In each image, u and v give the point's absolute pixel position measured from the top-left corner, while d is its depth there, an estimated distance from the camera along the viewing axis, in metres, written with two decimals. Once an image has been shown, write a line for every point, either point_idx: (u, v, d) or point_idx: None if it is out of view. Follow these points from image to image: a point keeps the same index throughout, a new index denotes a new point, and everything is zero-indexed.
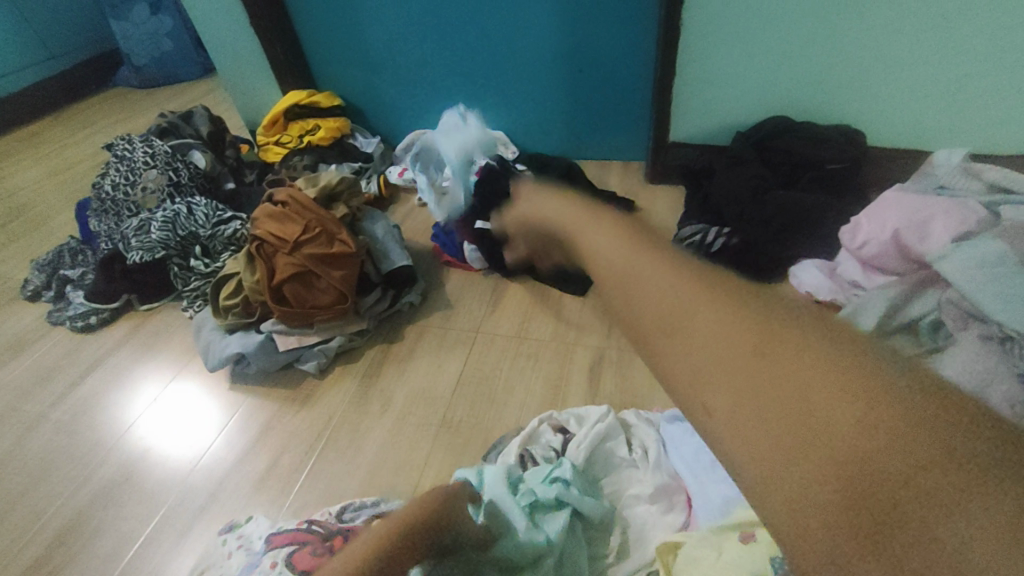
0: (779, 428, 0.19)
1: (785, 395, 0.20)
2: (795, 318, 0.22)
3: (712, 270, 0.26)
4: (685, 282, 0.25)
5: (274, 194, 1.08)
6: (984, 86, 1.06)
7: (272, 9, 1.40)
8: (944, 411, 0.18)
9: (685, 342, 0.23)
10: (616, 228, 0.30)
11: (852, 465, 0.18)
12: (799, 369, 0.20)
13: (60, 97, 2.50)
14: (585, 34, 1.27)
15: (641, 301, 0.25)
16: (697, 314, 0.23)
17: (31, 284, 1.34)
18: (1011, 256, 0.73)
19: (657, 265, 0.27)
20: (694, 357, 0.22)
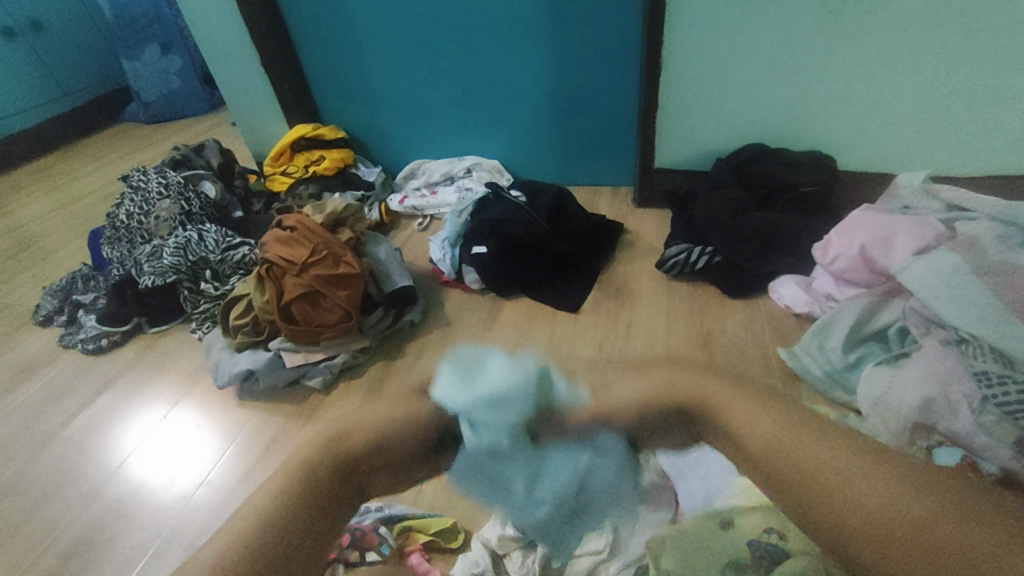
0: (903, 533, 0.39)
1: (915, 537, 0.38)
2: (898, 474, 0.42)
3: (836, 442, 0.46)
4: (832, 461, 0.44)
5: (284, 220, 1.15)
6: (939, 113, 1.15)
7: (282, 50, 1.50)
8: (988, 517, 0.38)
9: (848, 507, 0.41)
10: (754, 414, 0.50)
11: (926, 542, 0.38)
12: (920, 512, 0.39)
13: (69, 132, 2.60)
14: (574, 71, 1.37)
15: (799, 469, 0.45)
16: (851, 488, 0.42)
17: (43, 308, 1.38)
18: (964, 267, 0.80)
19: (804, 444, 0.46)
20: (845, 508, 0.41)
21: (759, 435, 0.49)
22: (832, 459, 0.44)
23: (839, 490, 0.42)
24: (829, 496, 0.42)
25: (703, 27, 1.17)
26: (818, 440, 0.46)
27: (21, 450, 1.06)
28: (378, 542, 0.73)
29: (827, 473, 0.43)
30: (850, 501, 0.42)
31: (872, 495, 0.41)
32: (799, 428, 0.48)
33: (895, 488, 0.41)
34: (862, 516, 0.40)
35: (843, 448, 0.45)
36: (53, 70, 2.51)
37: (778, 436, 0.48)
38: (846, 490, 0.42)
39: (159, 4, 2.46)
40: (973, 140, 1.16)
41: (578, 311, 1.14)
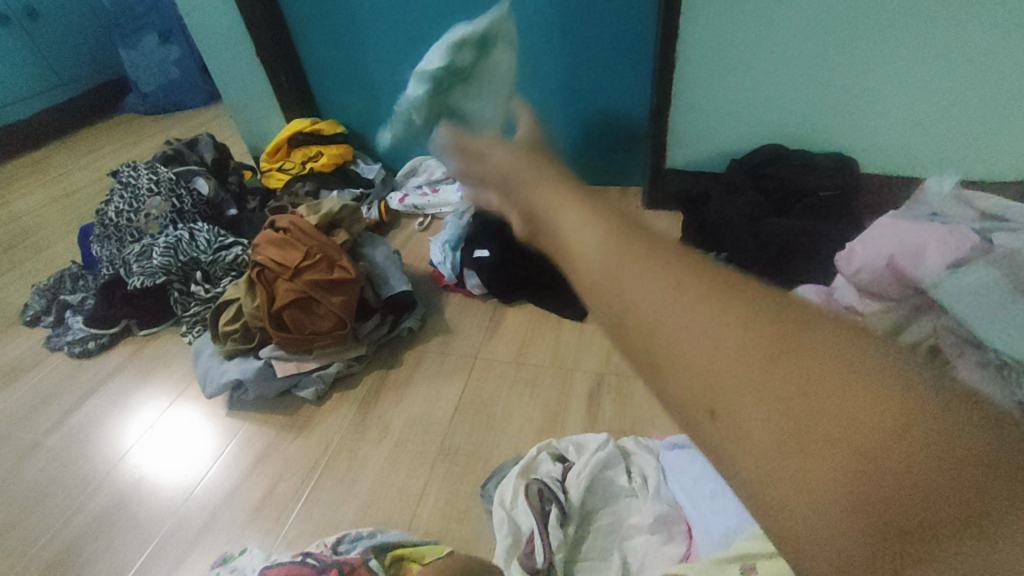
0: (781, 426, 0.20)
1: (817, 447, 0.19)
2: (842, 349, 0.21)
3: (707, 274, 0.24)
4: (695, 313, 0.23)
5: (276, 220, 1.10)
6: (971, 114, 1.08)
7: (280, 42, 1.44)
8: (946, 423, 0.18)
9: (715, 385, 0.22)
10: (607, 226, 0.28)
11: (840, 449, 0.19)
12: (838, 406, 0.19)
13: (67, 123, 2.56)
14: (583, 66, 1.31)
15: (645, 318, 0.24)
16: (704, 348, 0.22)
17: (31, 308, 1.34)
18: (1004, 284, 0.74)
19: (658, 277, 0.25)
20: (704, 380, 0.22)
21: (638, 298, 0.25)
22: (723, 339, 0.22)
23: (746, 400, 0.21)
24: (731, 397, 0.21)
25: (720, 20, 1.11)
26: (694, 276, 0.24)
27: (3, 458, 1.03)
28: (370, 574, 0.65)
29: (738, 384, 0.21)
30: (750, 406, 0.21)
31: (749, 374, 0.21)
32: (657, 254, 0.26)
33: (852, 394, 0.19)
34: (740, 392, 0.21)
35: (754, 324, 0.22)
36: (50, 59, 2.46)
37: (670, 304, 0.24)
38: (733, 389, 0.21)
39: None
40: (1008, 143, 1.09)
41: (584, 320, 1.08)
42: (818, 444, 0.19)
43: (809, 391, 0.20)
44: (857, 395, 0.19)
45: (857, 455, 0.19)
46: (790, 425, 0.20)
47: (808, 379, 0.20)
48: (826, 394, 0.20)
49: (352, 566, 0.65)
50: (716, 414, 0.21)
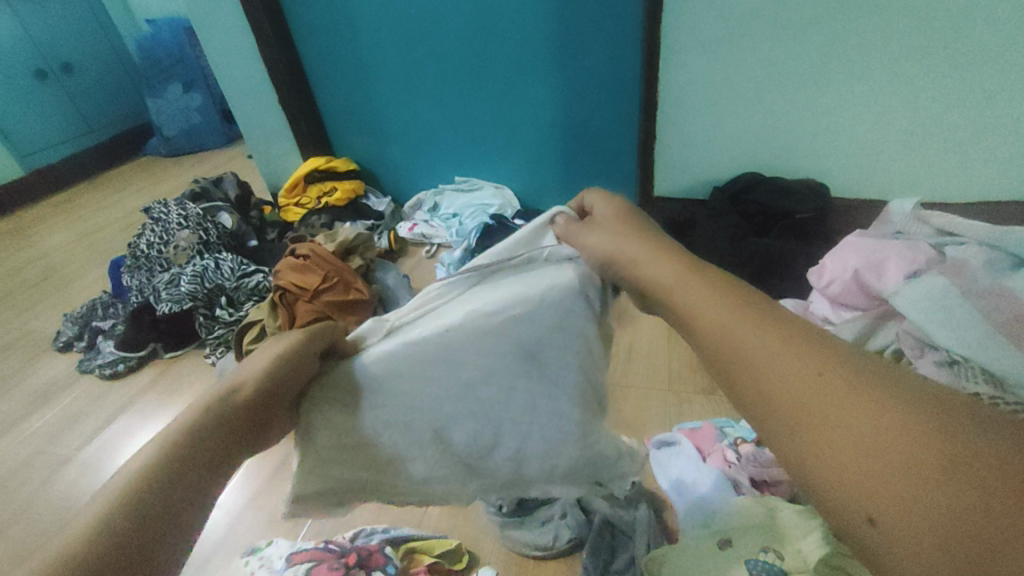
0: (884, 473, 0.26)
1: (900, 488, 0.25)
2: (932, 416, 0.26)
3: (810, 349, 0.31)
4: (802, 376, 0.30)
5: (296, 248, 1.20)
6: (928, 141, 1.19)
7: (300, 90, 1.58)
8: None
9: (826, 437, 0.28)
10: (714, 296, 0.36)
11: (923, 491, 0.25)
12: (926, 458, 0.25)
13: (94, 165, 2.71)
14: (575, 106, 1.44)
15: (765, 385, 0.31)
16: (822, 409, 0.29)
17: (64, 334, 1.44)
18: (954, 289, 0.82)
19: (774, 349, 0.32)
20: (819, 436, 0.28)
21: (754, 357, 0.32)
22: (824, 399, 0.29)
23: (792, 401, 0.30)
24: (791, 407, 0.30)
25: (696, 63, 1.24)
26: (805, 352, 0.31)
27: (36, 473, 1.09)
28: (384, 561, 0.71)
29: (792, 390, 0.30)
30: (796, 403, 0.30)
31: (862, 429, 0.27)
32: (765, 323, 0.34)
33: (871, 405, 0.27)
34: (845, 451, 0.27)
35: (854, 388, 0.28)
36: (82, 106, 2.65)
37: (782, 370, 0.31)
38: (784, 389, 0.30)
39: (182, 46, 2.61)
40: (963, 166, 1.20)
41: None
42: (843, 428, 0.28)
43: (833, 395, 0.29)
44: (879, 407, 0.27)
45: (866, 441, 0.27)
46: (823, 423, 0.28)
47: (901, 433, 0.26)
48: (917, 446, 0.25)
49: (369, 551, 0.72)
50: (773, 412, 0.31)
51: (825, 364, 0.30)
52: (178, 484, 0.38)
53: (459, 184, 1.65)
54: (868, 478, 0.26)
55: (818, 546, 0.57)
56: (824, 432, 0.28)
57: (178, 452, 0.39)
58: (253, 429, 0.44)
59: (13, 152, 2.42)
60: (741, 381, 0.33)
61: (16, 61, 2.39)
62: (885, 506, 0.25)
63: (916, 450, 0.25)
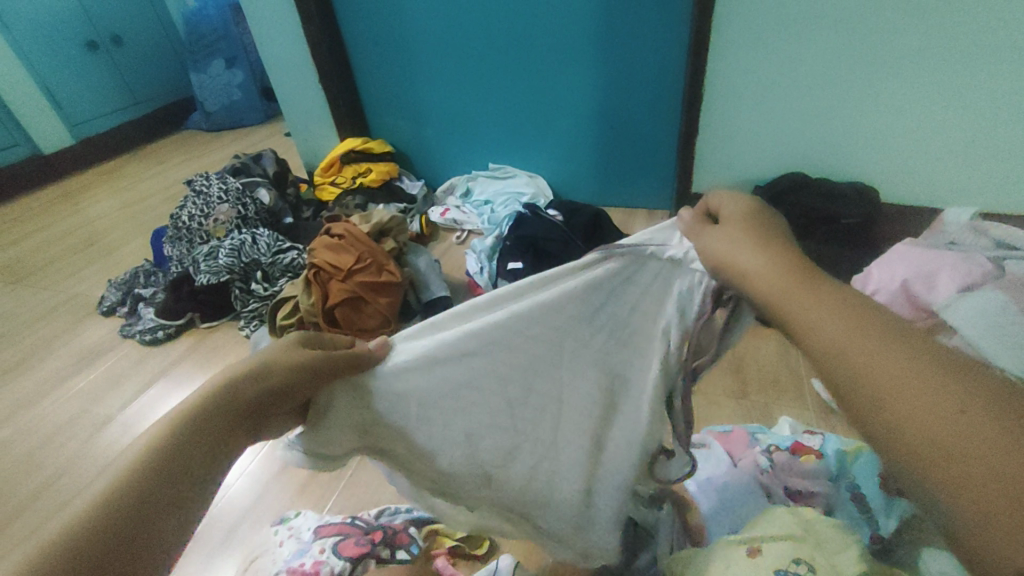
0: (1000, 474, 0.25)
1: (1016, 492, 0.24)
2: None
3: (927, 348, 0.30)
4: (911, 373, 0.29)
5: (332, 227, 1.21)
6: (990, 148, 1.13)
7: (340, 69, 1.59)
8: None
9: (935, 432, 0.27)
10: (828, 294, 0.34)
11: None
12: None
13: (138, 137, 2.80)
14: (616, 96, 1.41)
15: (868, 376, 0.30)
16: (934, 407, 0.28)
17: (108, 300, 1.49)
18: (1013, 306, 0.77)
19: (883, 343, 0.31)
20: (927, 430, 0.27)
21: (857, 348, 0.31)
22: (935, 396, 0.28)
23: (868, 381, 0.30)
24: (868, 384, 0.30)
25: (745, 56, 1.19)
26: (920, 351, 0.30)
27: (79, 431, 1.14)
28: (409, 541, 0.73)
29: (876, 372, 0.30)
30: (882, 385, 0.29)
31: (975, 429, 0.26)
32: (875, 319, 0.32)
33: (951, 393, 0.28)
34: (954, 447, 0.26)
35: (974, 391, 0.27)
36: (129, 79, 2.73)
37: (890, 363, 0.30)
38: (868, 370, 0.30)
39: (227, 22, 2.64)
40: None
41: None
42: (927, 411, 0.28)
43: (944, 394, 0.28)
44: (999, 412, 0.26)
45: (945, 427, 0.27)
46: (904, 406, 0.28)
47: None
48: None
49: (395, 531, 0.74)
50: (850, 390, 0.31)
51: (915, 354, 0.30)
52: (165, 484, 0.37)
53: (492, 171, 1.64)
54: (949, 464, 0.26)
55: (854, 562, 0.56)
56: (904, 413, 0.28)
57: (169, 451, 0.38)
58: (250, 426, 0.43)
59: (64, 120, 2.51)
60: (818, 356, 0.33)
61: (70, 31, 2.46)
62: (991, 506, 0.24)
63: (1004, 447, 0.25)
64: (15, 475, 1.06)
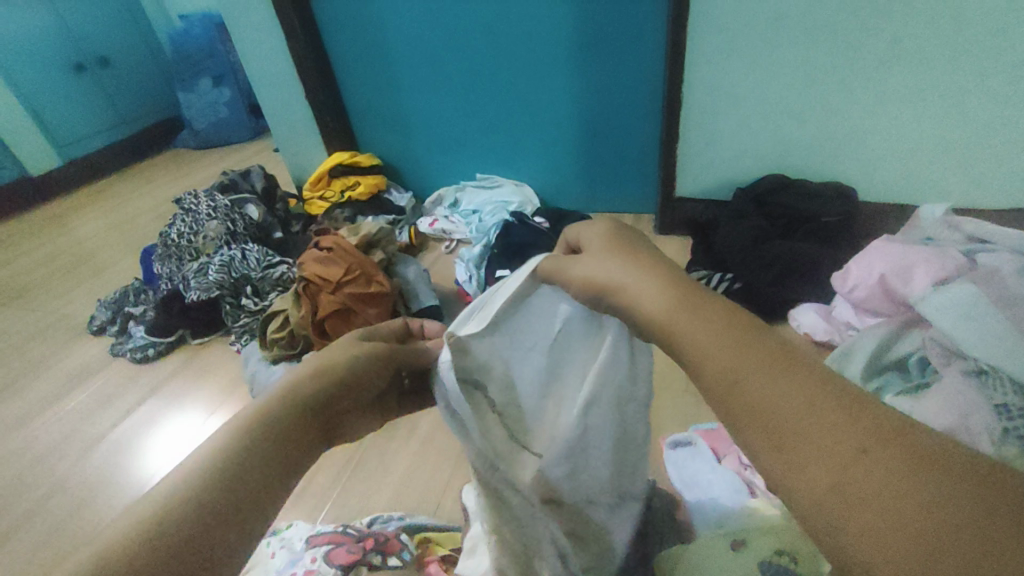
0: (838, 468, 0.25)
1: (864, 487, 0.24)
2: (884, 422, 0.26)
3: (765, 345, 0.30)
4: (765, 374, 0.29)
5: (321, 240, 1.22)
6: (961, 146, 1.16)
7: (326, 84, 1.61)
8: (978, 478, 0.23)
9: (789, 436, 0.26)
10: (674, 297, 0.34)
11: (871, 489, 0.24)
12: (886, 461, 0.24)
13: (126, 157, 2.80)
14: (597, 104, 1.43)
15: (724, 377, 0.30)
16: (786, 408, 0.27)
17: (98, 319, 1.49)
18: (984, 298, 0.80)
19: (732, 342, 0.31)
20: (786, 434, 0.27)
21: (716, 354, 0.30)
22: (796, 398, 0.27)
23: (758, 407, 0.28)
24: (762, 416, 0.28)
25: (723, 61, 1.22)
26: (768, 355, 0.30)
27: (71, 450, 1.14)
28: (401, 547, 0.72)
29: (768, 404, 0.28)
30: (741, 388, 0.29)
31: (820, 428, 0.26)
32: (723, 319, 0.32)
33: (854, 425, 0.26)
34: (808, 448, 0.26)
35: (820, 393, 0.27)
36: (116, 100, 2.74)
37: (739, 362, 0.30)
38: (769, 406, 0.28)
39: (214, 40, 2.66)
40: (1000, 172, 1.16)
41: None
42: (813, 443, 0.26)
43: (804, 397, 0.27)
44: (836, 410, 0.26)
45: (840, 459, 0.25)
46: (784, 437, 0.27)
47: (857, 435, 0.25)
48: (885, 447, 0.25)
49: (385, 538, 0.73)
50: (760, 442, 0.28)
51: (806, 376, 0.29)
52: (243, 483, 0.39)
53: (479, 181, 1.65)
54: (812, 462, 0.26)
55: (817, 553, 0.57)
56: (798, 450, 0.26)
57: (233, 466, 0.38)
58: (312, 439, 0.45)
59: (52, 142, 2.52)
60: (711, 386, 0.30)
61: (57, 54, 2.48)
62: (839, 501, 0.24)
63: (915, 479, 0.23)
64: (5, 497, 1.06)
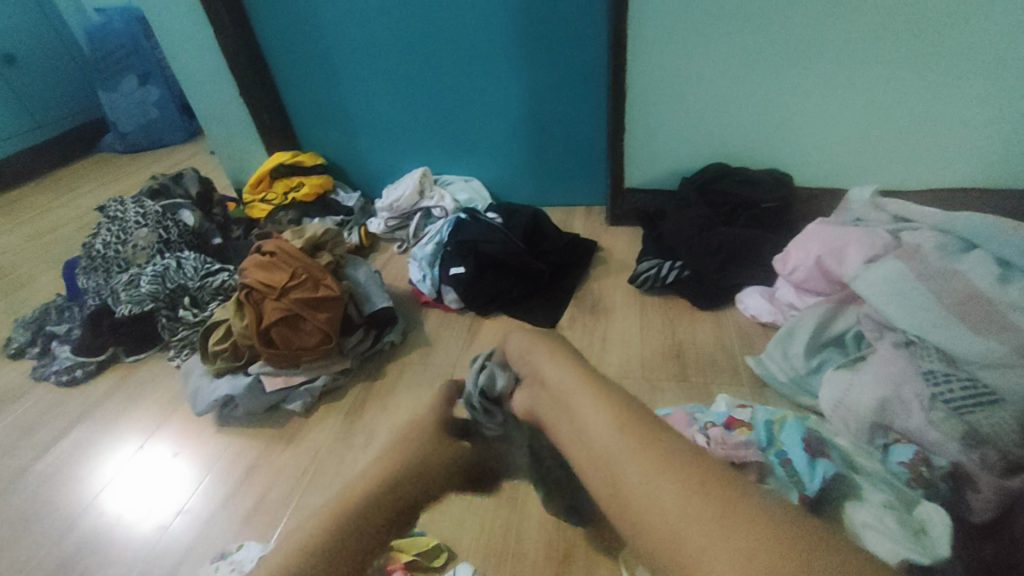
0: (639, 471, 0.48)
1: (650, 509, 0.46)
2: (697, 483, 0.46)
3: (624, 413, 0.53)
4: (611, 436, 0.51)
5: (262, 245, 1.16)
6: (885, 131, 1.23)
7: (260, 80, 1.53)
8: (702, 481, 0.46)
9: (621, 484, 0.48)
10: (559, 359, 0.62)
11: (680, 498, 0.45)
12: (663, 493, 0.46)
13: (44, 163, 2.58)
14: (543, 97, 1.43)
15: (589, 435, 0.53)
16: (627, 467, 0.49)
17: (15, 341, 1.36)
18: (909, 273, 0.86)
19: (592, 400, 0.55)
20: (614, 479, 0.49)
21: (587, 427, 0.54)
22: (652, 479, 0.47)
23: (663, 509, 0.45)
24: (670, 546, 0.43)
25: (664, 53, 1.24)
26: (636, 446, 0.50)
27: None
28: None
29: (653, 502, 0.46)
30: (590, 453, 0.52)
31: (646, 476, 0.47)
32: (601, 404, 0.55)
33: (665, 485, 0.46)
34: (615, 459, 0.50)
35: (661, 467, 0.48)
36: (29, 102, 2.51)
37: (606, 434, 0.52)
38: (617, 470, 0.49)
39: (137, 37, 2.49)
40: (919, 155, 1.25)
41: (555, 326, 1.17)
42: (723, 521, 0.42)
43: (637, 456, 0.49)
44: (643, 445, 0.50)
45: (665, 488, 0.46)
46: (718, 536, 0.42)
47: (679, 483, 0.46)
48: (690, 494, 0.45)
49: None
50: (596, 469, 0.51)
51: (664, 458, 0.48)
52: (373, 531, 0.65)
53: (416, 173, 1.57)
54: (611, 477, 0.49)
55: None
56: (691, 521, 0.43)
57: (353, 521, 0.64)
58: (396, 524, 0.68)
59: None
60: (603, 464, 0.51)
61: None
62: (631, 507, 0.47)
63: (671, 499, 0.45)
64: None
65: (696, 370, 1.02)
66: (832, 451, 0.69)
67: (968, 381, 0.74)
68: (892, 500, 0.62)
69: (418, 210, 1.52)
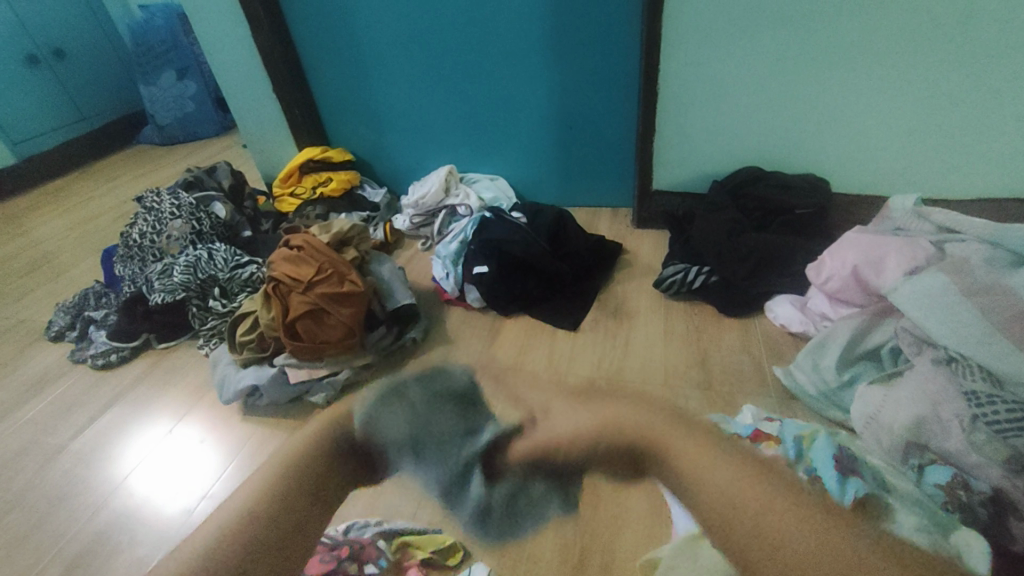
0: (743, 503, 0.52)
1: (766, 539, 0.49)
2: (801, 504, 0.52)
3: (709, 455, 0.58)
4: (711, 466, 0.56)
5: (290, 239, 1.18)
6: (930, 136, 1.18)
7: (293, 75, 1.55)
8: (817, 513, 0.51)
9: (737, 526, 0.51)
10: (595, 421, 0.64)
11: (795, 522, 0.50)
12: (775, 519, 0.50)
13: (86, 154, 2.68)
14: (572, 94, 1.41)
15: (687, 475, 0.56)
16: (741, 506, 0.52)
17: (55, 325, 1.42)
18: (954, 287, 0.82)
19: (688, 447, 0.59)
20: (719, 510, 0.52)
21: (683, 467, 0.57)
22: (764, 506, 0.51)
23: (764, 531, 0.50)
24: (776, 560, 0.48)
25: (697, 53, 1.21)
26: (732, 473, 0.55)
27: (28, 465, 1.08)
28: (376, 555, 0.75)
29: (755, 522, 0.50)
30: (692, 487, 0.55)
31: (759, 509, 0.51)
32: (689, 445, 0.59)
33: (780, 510, 0.51)
34: (724, 497, 0.53)
35: (768, 492, 0.53)
36: (74, 95, 2.61)
37: (709, 473, 0.55)
38: (718, 497, 0.53)
39: (177, 32, 2.56)
40: (969, 161, 1.19)
41: (577, 329, 1.16)
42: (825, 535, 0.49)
43: (748, 487, 0.53)
44: (749, 483, 0.54)
45: (782, 520, 0.50)
46: (785, 527, 0.49)
47: (785, 508, 0.51)
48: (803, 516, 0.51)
49: (361, 546, 0.76)
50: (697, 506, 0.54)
51: (750, 476, 0.55)
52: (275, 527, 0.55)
53: (441, 171, 1.57)
54: (719, 511, 0.52)
55: None
56: (804, 544, 0.48)
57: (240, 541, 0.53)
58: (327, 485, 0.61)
59: (5, 138, 2.38)
60: (667, 471, 0.57)
61: (8, 45, 2.35)
62: (746, 541, 0.50)
63: (787, 523, 0.50)
64: None
65: (722, 379, 0.99)
66: (864, 470, 0.66)
67: (1014, 403, 0.70)
68: (924, 523, 0.59)
69: (443, 207, 1.52)
